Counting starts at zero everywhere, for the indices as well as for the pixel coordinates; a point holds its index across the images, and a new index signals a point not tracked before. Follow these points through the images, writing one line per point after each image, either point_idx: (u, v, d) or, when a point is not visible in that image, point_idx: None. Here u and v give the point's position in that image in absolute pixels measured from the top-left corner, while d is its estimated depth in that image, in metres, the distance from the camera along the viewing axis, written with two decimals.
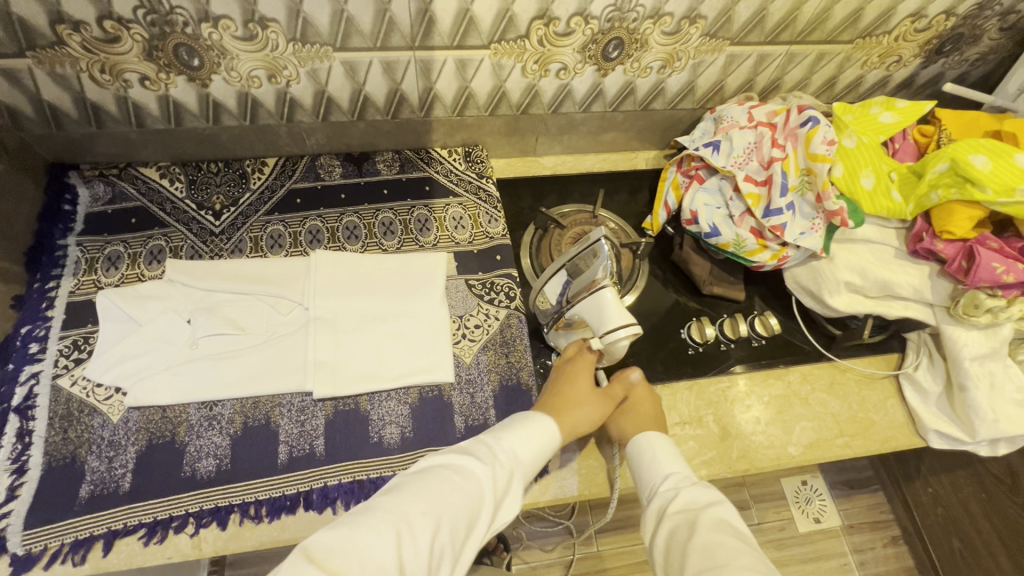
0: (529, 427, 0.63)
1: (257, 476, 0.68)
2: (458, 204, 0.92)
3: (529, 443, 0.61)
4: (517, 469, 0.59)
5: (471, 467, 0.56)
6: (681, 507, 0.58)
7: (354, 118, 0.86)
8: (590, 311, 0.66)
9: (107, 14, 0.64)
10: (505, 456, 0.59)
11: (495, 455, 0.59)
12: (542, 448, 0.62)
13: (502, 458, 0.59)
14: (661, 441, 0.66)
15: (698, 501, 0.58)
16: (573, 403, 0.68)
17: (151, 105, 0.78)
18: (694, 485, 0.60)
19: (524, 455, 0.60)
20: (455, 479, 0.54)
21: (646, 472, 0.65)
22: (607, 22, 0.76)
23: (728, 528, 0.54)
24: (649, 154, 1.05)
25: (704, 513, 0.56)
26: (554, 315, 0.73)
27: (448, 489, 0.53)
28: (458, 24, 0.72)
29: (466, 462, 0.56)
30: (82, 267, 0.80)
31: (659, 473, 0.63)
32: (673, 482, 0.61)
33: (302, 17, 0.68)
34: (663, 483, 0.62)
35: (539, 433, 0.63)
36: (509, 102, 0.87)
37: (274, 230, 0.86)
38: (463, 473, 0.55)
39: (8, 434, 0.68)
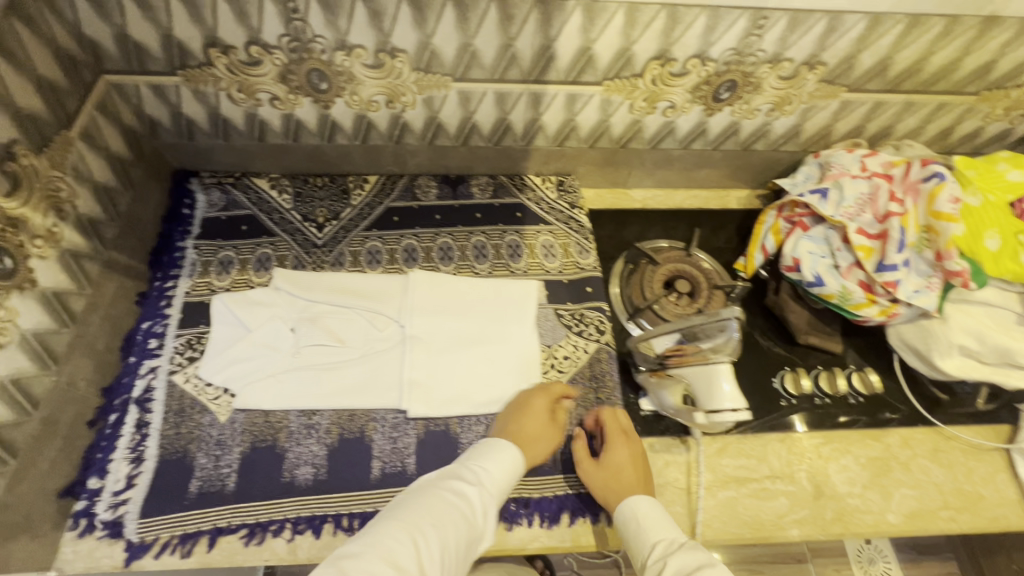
0: (500, 451, 0.66)
1: (351, 488, 0.70)
2: (548, 232, 0.93)
3: (507, 465, 0.66)
4: (496, 491, 0.63)
5: (461, 487, 0.61)
6: (670, 574, 0.57)
7: (458, 143, 0.88)
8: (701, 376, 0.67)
9: (255, 40, 0.69)
10: (478, 476, 0.63)
11: (476, 475, 0.63)
12: (515, 469, 0.66)
13: (487, 480, 0.63)
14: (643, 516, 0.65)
15: (690, 566, 0.57)
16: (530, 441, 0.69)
17: (275, 122, 0.82)
18: (683, 550, 0.59)
19: (506, 479, 0.65)
20: (449, 497, 0.59)
21: (635, 542, 0.64)
22: (724, 64, 0.75)
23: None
24: (741, 193, 1.03)
25: None
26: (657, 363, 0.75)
27: (457, 509, 0.58)
28: (577, 61, 0.74)
29: (451, 482, 0.61)
30: (198, 269, 0.85)
31: (648, 543, 0.63)
32: (661, 550, 0.61)
33: (430, 49, 0.71)
34: (655, 551, 0.61)
35: (507, 457, 0.66)
36: (610, 136, 0.88)
37: (373, 246, 0.90)
38: (446, 490, 0.60)
39: (128, 424, 0.72)
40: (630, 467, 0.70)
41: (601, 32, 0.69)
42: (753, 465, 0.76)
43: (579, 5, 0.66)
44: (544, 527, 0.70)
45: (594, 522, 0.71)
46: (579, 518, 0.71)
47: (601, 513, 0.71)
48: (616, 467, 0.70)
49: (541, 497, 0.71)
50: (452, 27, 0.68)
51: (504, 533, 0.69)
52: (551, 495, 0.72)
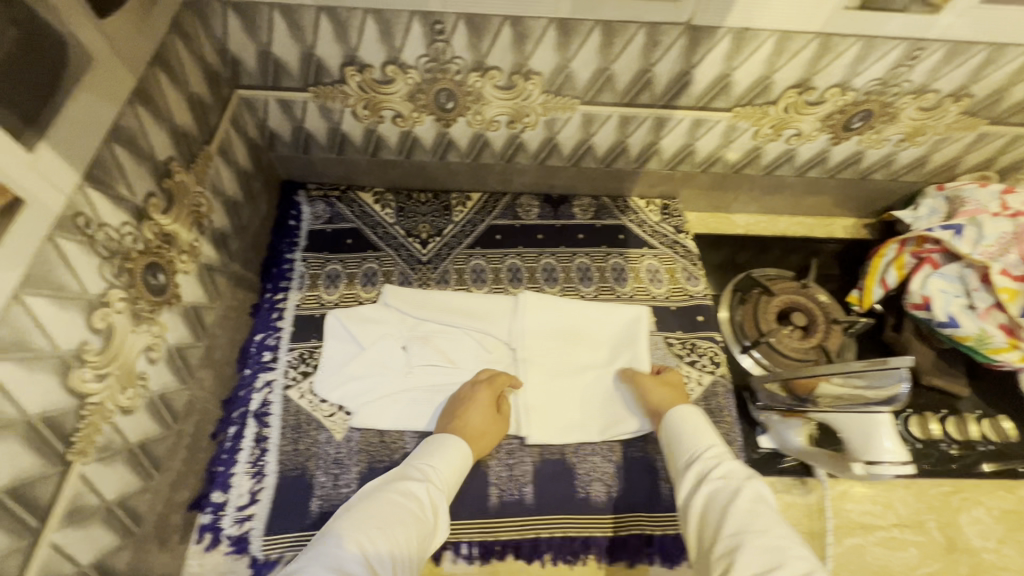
0: (444, 447, 0.65)
1: (470, 515, 0.69)
2: (653, 256, 0.91)
3: (448, 454, 0.64)
4: (444, 485, 0.62)
5: (408, 486, 0.59)
6: (721, 473, 0.56)
7: (569, 164, 0.86)
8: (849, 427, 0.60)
9: (393, 59, 0.68)
10: (433, 474, 0.62)
11: (423, 472, 0.62)
12: (461, 463, 0.65)
13: (434, 476, 0.62)
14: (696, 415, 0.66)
15: (740, 471, 0.56)
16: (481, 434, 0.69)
17: (392, 139, 0.82)
18: (739, 457, 0.59)
19: (451, 472, 0.64)
20: (392, 497, 0.57)
21: (684, 435, 0.63)
22: (865, 94, 0.72)
23: (768, 501, 0.54)
24: (847, 221, 0.99)
25: (748, 485, 0.54)
26: (789, 403, 0.70)
27: (406, 509, 0.56)
28: (712, 87, 0.72)
29: (401, 483, 0.59)
30: (306, 282, 0.85)
31: (702, 442, 0.62)
32: (716, 452, 0.60)
33: (566, 72, 0.70)
34: (706, 450, 0.60)
35: (458, 451, 0.65)
36: (726, 161, 0.86)
37: (477, 265, 0.89)
38: (399, 490, 0.58)
39: (247, 438, 0.72)
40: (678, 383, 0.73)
41: (745, 59, 0.67)
42: (879, 512, 0.73)
43: (730, 32, 0.64)
44: (664, 566, 0.69)
45: None
46: None
47: None
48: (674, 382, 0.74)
49: (664, 535, 0.70)
50: (594, 51, 0.66)
51: (627, 571, 0.69)
52: (673, 533, 0.70)
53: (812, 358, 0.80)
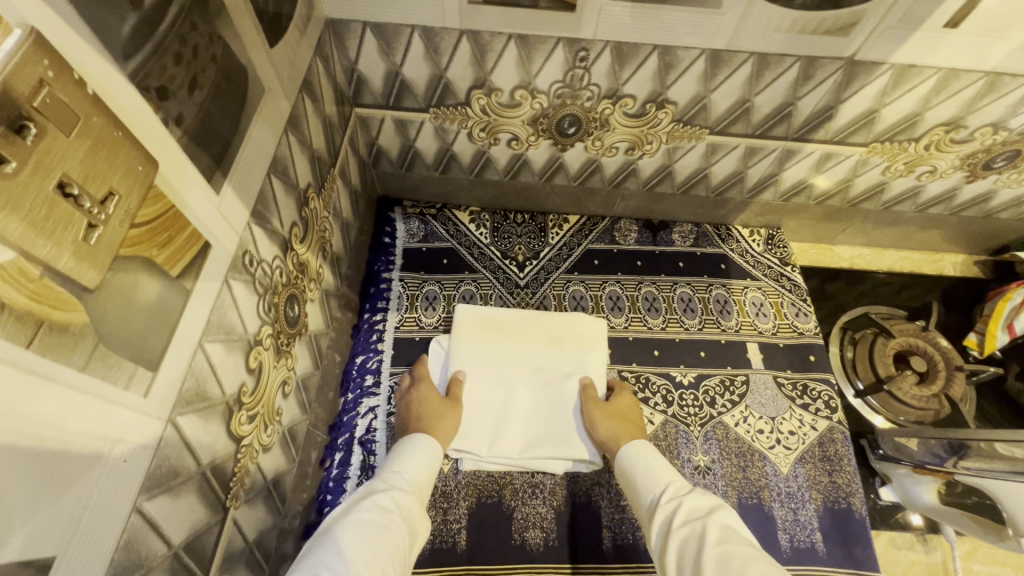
0: (409, 451, 0.62)
1: (584, 559, 0.66)
2: (757, 288, 0.87)
3: (415, 463, 0.61)
4: (416, 495, 0.58)
5: (375, 499, 0.54)
6: (685, 515, 0.52)
7: (678, 191, 0.83)
8: (1008, 498, 0.55)
9: (525, 84, 0.65)
10: (403, 483, 0.58)
11: (390, 482, 0.58)
12: (430, 468, 0.62)
13: (404, 485, 0.58)
14: (644, 454, 0.62)
15: (701, 508, 0.53)
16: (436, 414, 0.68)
17: (502, 161, 0.79)
18: (696, 493, 0.55)
19: (420, 481, 0.60)
20: (357, 516, 0.51)
21: (642, 482, 0.60)
22: (1017, 134, 0.68)
23: (739, 534, 0.50)
24: (957, 258, 0.95)
25: (708, 522, 0.50)
26: (928, 460, 0.66)
27: (374, 524, 0.51)
28: (855, 122, 0.68)
29: (366, 498, 0.54)
30: (404, 303, 0.83)
31: (657, 485, 0.58)
32: (671, 492, 0.56)
33: (704, 102, 0.66)
34: (664, 492, 0.57)
35: (426, 458, 0.62)
36: (845, 195, 0.82)
37: (576, 291, 0.86)
38: (366, 509, 0.52)
39: (353, 465, 0.70)
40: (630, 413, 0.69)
41: (900, 96, 0.63)
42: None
43: (892, 68, 0.60)
44: None
45: None
46: None
47: None
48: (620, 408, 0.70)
49: None
50: (740, 82, 0.63)
51: None
52: None
53: (934, 408, 0.76)
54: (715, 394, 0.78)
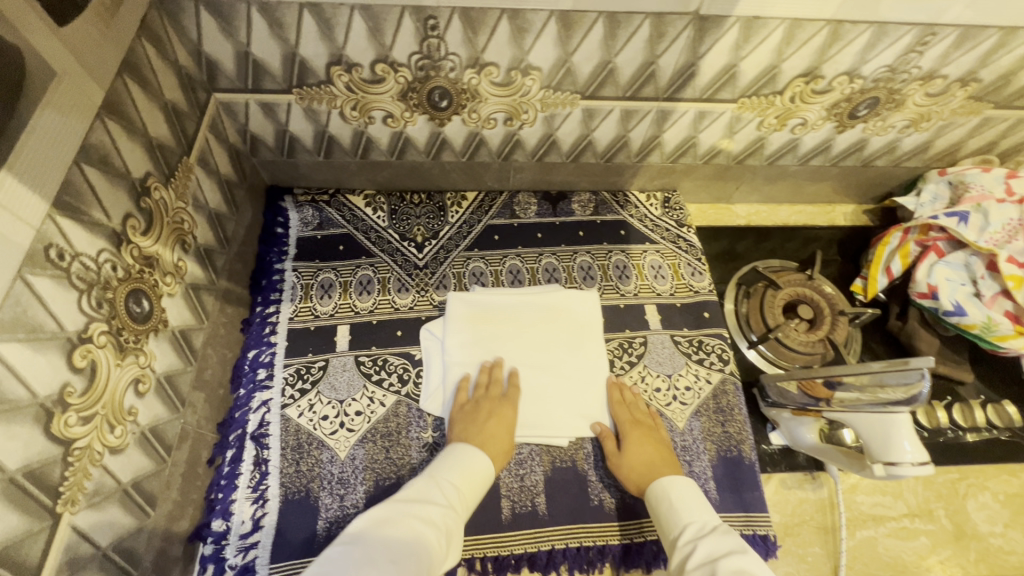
0: (464, 455, 0.65)
1: (483, 530, 0.67)
2: (655, 252, 0.88)
3: (463, 472, 0.64)
4: (462, 507, 0.61)
5: (429, 512, 0.58)
6: (701, 558, 0.54)
7: (568, 160, 0.83)
8: (868, 429, 0.58)
9: (383, 58, 0.64)
10: (452, 496, 0.61)
11: (444, 493, 0.61)
12: (484, 484, 0.65)
13: (456, 503, 0.61)
14: (690, 491, 0.63)
15: (719, 552, 0.54)
16: (487, 415, 0.70)
17: (383, 140, 0.77)
18: (713, 536, 0.56)
19: (470, 492, 0.63)
20: (413, 524, 0.56)
21: (665, 519, 0.61)
22: (872, 82, 0.70)
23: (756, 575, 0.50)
24: (848, 208, 0.98)
25: (725, 564, 0.51)
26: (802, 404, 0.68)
27: (425, 538, 0.55)
28: (718, 79, 0.69)
29: (422, 506, 0.58)
30: (299, 293, 0.81)
31: (677, 521, 0.60)
32: (691, 533, 0.58)
33: (567, 67, 0.66)
34: (683, 532, 0.58)
35: (473, 461, 0.65)
36: (729, 153, 0.83)
37: (475, 267, 0.86)
38: (420, 519, 0.57)
39: (246, 461, 0.69)
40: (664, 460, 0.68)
41: (754, 50, 0.65)
42: (890, 503, 0.73)
43: (739, 21, 0.61)
44: None
45: None
46: None
47: None
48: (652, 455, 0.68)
49: None
50: (597, 43, 0.63)
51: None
52: None
53: (820, 352, 0.79)
54: (613, 357, 0.80)
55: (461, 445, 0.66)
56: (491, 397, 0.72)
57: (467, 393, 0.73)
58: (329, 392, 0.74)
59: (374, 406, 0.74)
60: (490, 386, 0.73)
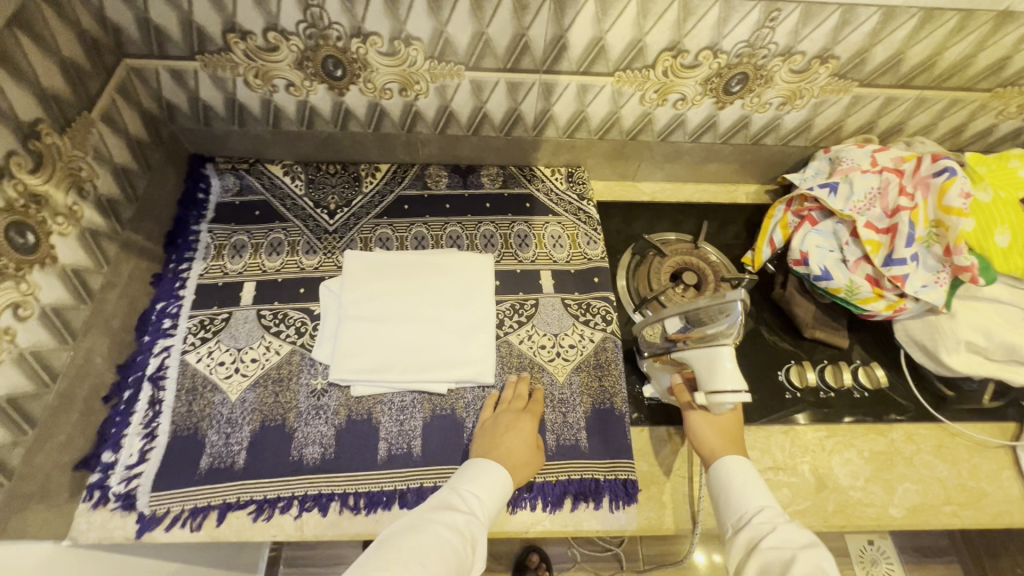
0: (486, 471, 0.65)
1: (357, 469, 0.71)
2: (557, 223, 0.93)
3: (483, 482, 0.64)
4: (484, 514, 0.61)
5: (454, 519, 0.59)
6: (773, 539, 0.56)
7: (470, 133, 0.89)
8: (699, 362, 0.63)
9: (273, 25, 0.70)
10: (471, 506, 0.61)
11: (468, 503, 0.62)
12: (504, 495, 0.64)
13: (479, 511, 0.61)
14: (754, 474, 0.65)
15: (794, 540, 0.56)
16: (506, 429, 0.70)
17: (290, 109, 0.83)
18: (785, 525, 0.58)
19: (493, 502, 0.63)
20: (441, 531, 0.57)
21: (731, 496, 0.63)
22: (736, 57, 0.76)
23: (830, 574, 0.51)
24: (751, 188, 1.03)
25: (804, 555, 0.53)
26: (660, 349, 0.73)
27: (450, 546, 0.56)
28: (589, 51, 0.74)
29: (447, 514, 0.59)
30: (211, 252, 0.86)
31: (751, 501, 0.61)
32: (765, 516, 0.59)
33: (445, 37, 0.72)
34: (755, 514, 0.60)
35: (496, 475, 0.65)
36: (620, 128, 0.88)
37: (383, 233, 0.91)
38: (446, 526, 0.58)
39: (141, 400, 0.74)
40: (734, 416, 0.70)
41: (614, 22, 0.70)
42: (756, 457, 0.76)
43: None
44: (546, 511, 0.70)
45: (596, 508, 0.71)
46: (581, 502, 0.71)
47: (602, 498, 0.71)
48: (722, 418, 0.70)
49: (544, 482, 0.71)
50: (467, 15, 0.69)
51: (509, 517, 0.70)
52: (555, 481, 0.72)
53: None
54: (504, 317, 0.84)
55: (481, 461, 0.66)
56: (517, 409, 0.73)
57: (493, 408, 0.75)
58: (229, 341, 0.79)
59: (270, 354, 0.78)
60: (515, 401, 0.75)
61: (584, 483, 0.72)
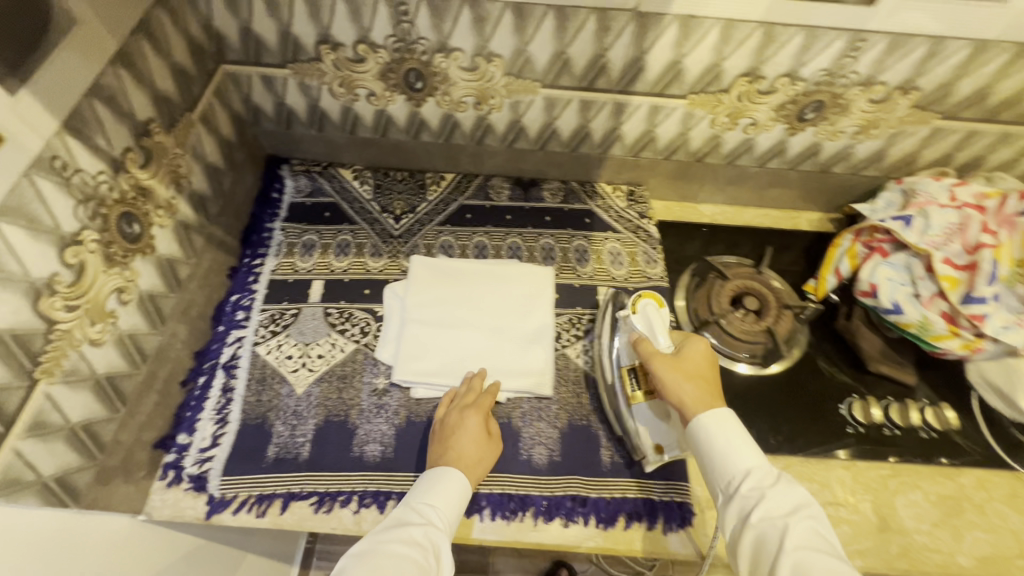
0: (443, 481, 0.65)
1: (416, 469, 0.73)
2: (616, 240, 0.94)
3: (439, 492, 0.63)
4: (444, 522, 0.61)
5: (411, 534, 0.58)
6: (763, 512, 0.57)
7: (536, 148, 0.91)
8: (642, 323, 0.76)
9: (364, 38, 0.73)
10: (428, 517, 0.61)
11: (424, 515, 0.61)
12: (462, 500, 0.64)
13: (438, 520, 0.61)
14: (738, 428, 0.64)
15: (782, 507, 0.57)
16: (452, 432, 0.70)
17: (368, 117, 0.87)
18: (778, 486, 0.59)
19: (452, 509, 0.63)
20: (401, 550, 0.56)
21: (717, 461, 0.63)
22: (814, 84, 0.75)
23: (821, 537, 0.55)
24: (813, 215, 1.01)
25: (796, 524, 0.55)
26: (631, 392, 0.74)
27: (413, 563, 0.55)
28: (665, 73, 0.75)
29: (403, 532, 0.59)
30: (284, 250, 0.90)
31: (737, 465, 0.61)
32: (753, 479, 0.60)
33: (525, 55, 0.74)
34: (742, 481, 0.60)
35: (450, 484, 0.65)
36: (687, 150, 0.89)
37: (445, 241, 0.93)
38: (404, 543, 0.57)
39: (215, 387, 0.77)
40: (709, 368, 0.70)
41: (694, 47, 0.71)
42: (815, 491, 0.74)
43: (676, 19, 0.68)
44: (600, 528, 0.70)
45: (650, 529, 0.70)
46: (635, 522, 0.70)
47: (656, 519, 0.71)
48: (693, 364, 0.70)
49: (599, 499, 0.72)
50: (550, 34, 0.71)
51: (562, 531, 0.69)
52: (609, 498, 0.72)
53: (761, 341, 0.83)
54: (561, 330, 0.85)
55: (435, 472, 0.66)
56: (469, 406, 0.73)
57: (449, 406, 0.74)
58: (297, 335, 0.82)
59: (335, 351, 0.81)
60: (466, 395, 0.74)
61: (639, 503, 0.71)
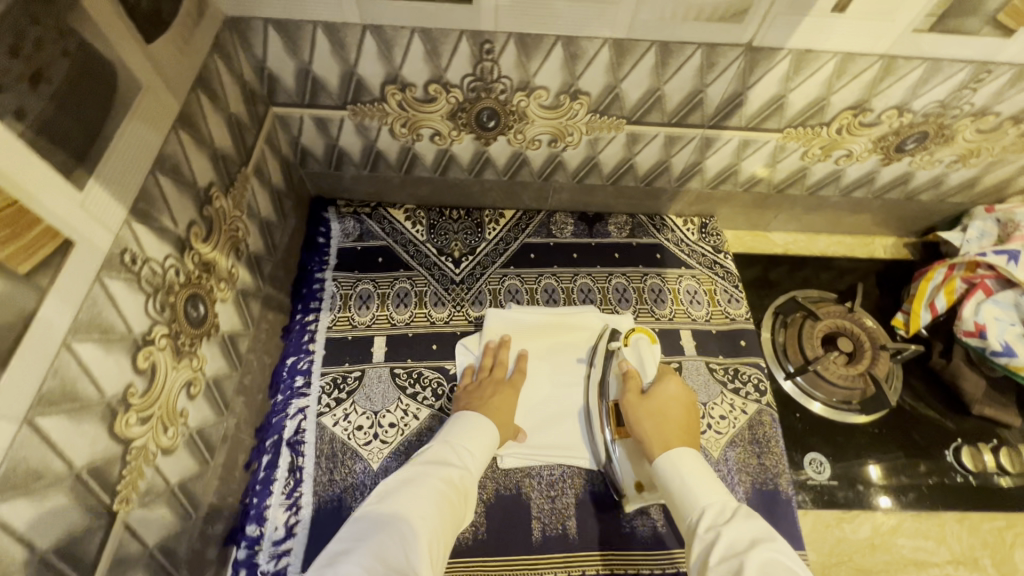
0: (477, 425, 0.66)
1: (513, 552, 0.67)
2: (691, 277, 0.88)
3: (477, 436, 0.65)
4: (476, 466, 0.63)
5: (447, 473, 0.60)
6: (724, 549, 0.50)
7: (608, 183, 0.84)
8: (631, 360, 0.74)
9: (437, 78, 0.65)
10: (461, 457, 0.63)
11: (460, 456, 0.63)
12: (491, 443, 0.66)
13: (470, 463, 0.63)
14: (698, 469, 0.60)
15: (741, 540, 0.50)
16: (491, 394, 0.71)
17: (428, 156, 0.79)
18: (736, 519, 0.53)
19: (482, 452, 0.65)
20: (435, 485, 0.58)
21: (681, 511, 0.58)
22: (922, 116, 0.70)
23: (784, 568, 0.47)
24: (888, 241, 0.97)
25: (750, 553, 0.48)
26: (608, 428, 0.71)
27: (446, 500, 0.57)
28: (765, 108, 0.69)
29: (438, 469, 0.60)
30: (338, 303, 0.82)
31: (696, 506, 0.56)
32: (710, 519, 0.54)
33: (616, 92, 0.67)
34: (702, 519, 0.55)
35: (488, 426, 0.67)
36: (770, 181, 0.83)
37: (511, 284, 0.86)
38: (441, 481, 0.59)
39: (281, 467, 0.70)
40: (684, 410, 0.66)
41: (803, 81, 0.65)
42: (933, 548, 0.71)
43: (790, 53, 0.61)
44: None
45: None
46: None
47: None
48: (662, 404, 0.66)
49: None
50: (647, 70, 0.64)
51: None
52: None
53: (859, 386, 0.79)
54: None
55: (468, 418, 0.67)
56: (494, 378, 0.74)
57: (472, 377, 0.75)
58: (364, 402, 0.75)
59: (408, 418, 0.74)
60: (495, 368, 0.75)
61: None
